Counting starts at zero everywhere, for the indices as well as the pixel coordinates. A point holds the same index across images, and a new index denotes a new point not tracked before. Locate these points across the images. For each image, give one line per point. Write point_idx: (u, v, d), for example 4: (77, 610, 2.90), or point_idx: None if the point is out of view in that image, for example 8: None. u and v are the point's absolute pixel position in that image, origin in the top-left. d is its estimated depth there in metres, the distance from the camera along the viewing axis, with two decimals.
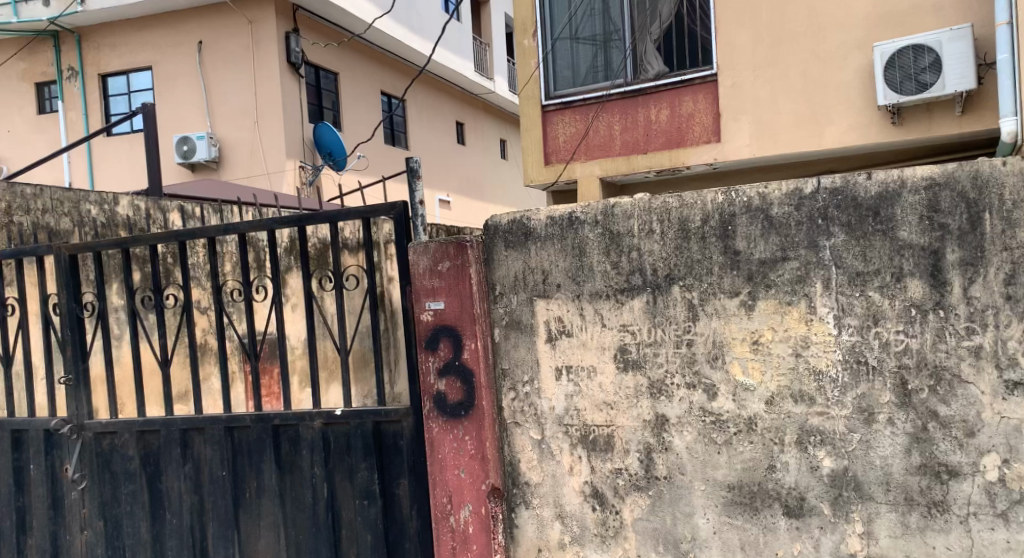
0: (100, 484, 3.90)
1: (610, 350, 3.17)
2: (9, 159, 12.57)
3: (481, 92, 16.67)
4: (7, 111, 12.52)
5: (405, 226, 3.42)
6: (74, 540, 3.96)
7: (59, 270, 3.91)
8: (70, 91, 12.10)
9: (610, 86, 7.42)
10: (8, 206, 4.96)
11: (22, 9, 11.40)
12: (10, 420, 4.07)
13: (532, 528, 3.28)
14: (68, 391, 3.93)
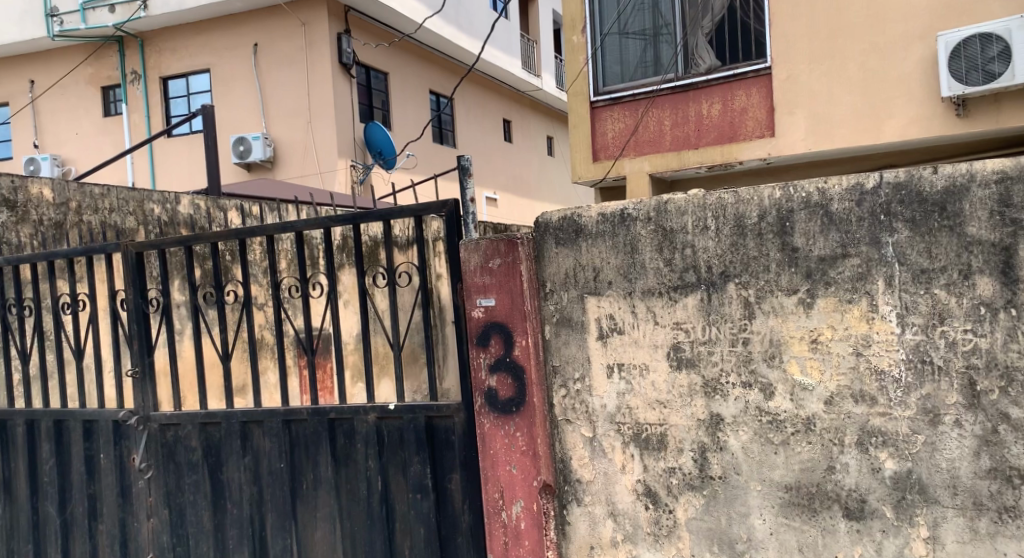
0: (164, 474, 3.99)
1: (663, 348, 3.14)
2: (77, 160, 13.02)
3: (529, 90, 16.65)
4: (76, 114, 12.98)
5: (457, 224, 3.43)
6: (141, 527, 4.05)
7: (127, 268, 4.00)
8: (134, 94, 12.45)
9: (660, 81, 7.43)
10: (77, 207, 5.14)
11: (91, 16, 11.84)
12: (81, 410, 4.19)
13: (584, 526, 3.26)
14: (135, 383, 4.03)
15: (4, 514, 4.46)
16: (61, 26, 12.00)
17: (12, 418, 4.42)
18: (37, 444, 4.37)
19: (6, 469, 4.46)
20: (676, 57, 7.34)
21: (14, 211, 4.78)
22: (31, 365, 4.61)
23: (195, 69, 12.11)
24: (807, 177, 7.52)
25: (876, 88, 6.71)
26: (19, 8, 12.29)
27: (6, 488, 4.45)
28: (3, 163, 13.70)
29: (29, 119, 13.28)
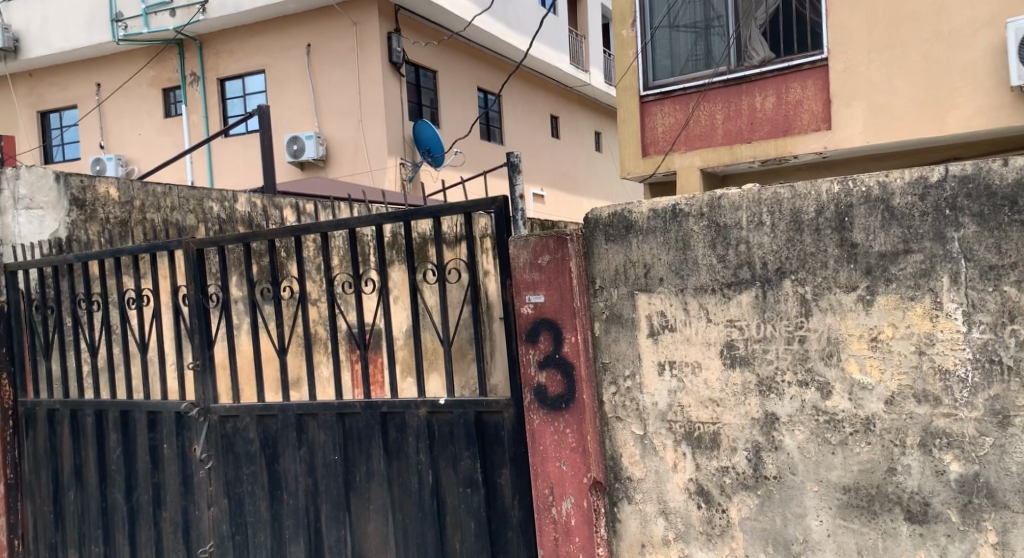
0: (224, 464, 4.07)
1: (716, 346, 3.09)
2: (140, 160, 13.38)
3: (577, 85, 16.58)
4: (138, 116, 13.35)
5: (505, 221, 3.43)
6: (202, 515, 4.13)
7: (188, 265, 4.07)
8: (193, 95, 12.75)
9: (712, 74, 7.41)
10: (142, 204, 5.31)
11: (154, 20, 12.25)
12: (145, 401, 4.29)
13: (635, 523, 3.23)
14: (196, 376, 4.12)
15: (75, 499, 4.61)
16: (126, 30, 12.40)
17: (81, 408, 4.55)
18: (105, 434, 4.49)
19: (76, 457, 4.59)
20: (729, 50, 7.31)
21: (83, 209, 4.94)
22: (100, 355, 4.76)
23: (250, 70, 12.33)
24: (866, 171, 7.40)
25: (939, 78, 6.61)
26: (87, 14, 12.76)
27: (77, 474, 4.60)
28: (71, 164, 14.17)
29: (95, 121, 13.71)
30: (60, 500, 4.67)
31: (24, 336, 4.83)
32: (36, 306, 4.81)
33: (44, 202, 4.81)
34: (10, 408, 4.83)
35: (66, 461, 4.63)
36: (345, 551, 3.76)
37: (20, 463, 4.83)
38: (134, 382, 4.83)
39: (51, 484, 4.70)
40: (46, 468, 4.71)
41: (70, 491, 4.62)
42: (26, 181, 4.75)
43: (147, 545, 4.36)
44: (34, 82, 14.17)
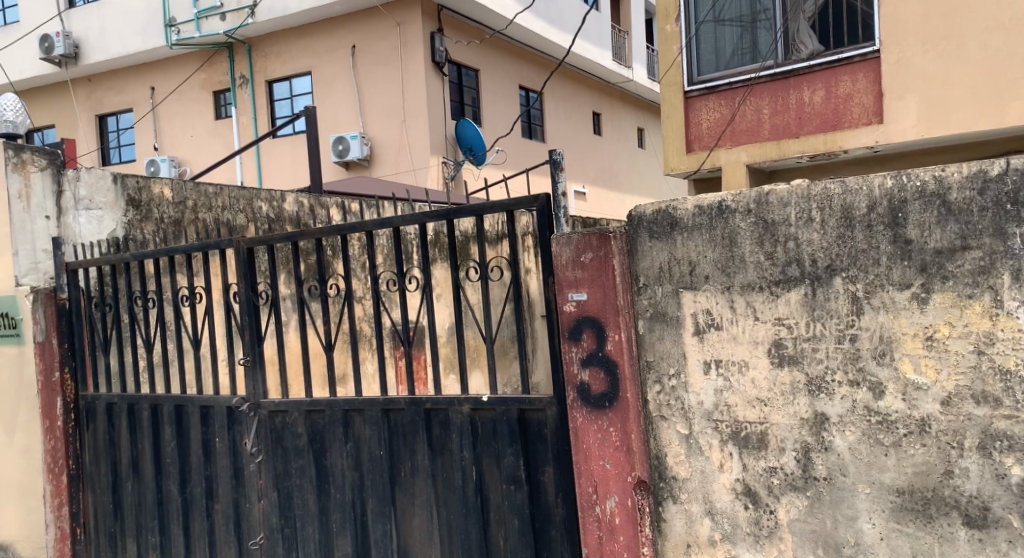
0: (273, 458, 4.11)
1: (763, 345, 3.04)
2: (192, 161, 13.64)
3: (620, 82, 16.48)
4: (190, 118, 13.59)
5: (548, 219, 3.42)
6: (253, 508, 4.18)
7: (239, 264, 4.11)
8: (242, 97, 12.94)
9: (759, 68, 7.46)
10: (194, 204, 5.56)
11: (205, 24, 12.47)
12: (198, 396, 4.35)
13: (680, 524, 3.19)
14: (246, 371, 4.17)
15: (133, 490, 4.70)
16: (179, 35, 12.65)
17: (138, 402, 4.64)
18: (160, 427, 4.56)
19: (133, 450, 4.69)
20: (776, 44, 7.36)
21: (138, 210, 5.21)
22: (155, 350, 4.86)
23: (297, 72, 12.47)
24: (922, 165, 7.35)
25: (996, 67, 6.56)
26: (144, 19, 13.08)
27: (134, 467, 4.69)
28: (127, 166, 14.52)
29: (149, 124, 14.02)
30: (119, 491, 4.78)
31: (84, 333, 4.92)
32: (95, 303, 4.93)
33: (102, 203, 5.06)
34: (72, 401, 4.96)
35: (124, 453, 4.74)
36: (390, 547, 3.77)
37: (80, 454, 4.96)
38: (188, 377, 4.93)
39: (110, 475, 4.81)
40: (106, 460, 4.82)
41: (127, 482, 4.72)
42: (86, 182, 5.01)
43: (200, 536, 4.43)
44: (92, 86, 14.54)
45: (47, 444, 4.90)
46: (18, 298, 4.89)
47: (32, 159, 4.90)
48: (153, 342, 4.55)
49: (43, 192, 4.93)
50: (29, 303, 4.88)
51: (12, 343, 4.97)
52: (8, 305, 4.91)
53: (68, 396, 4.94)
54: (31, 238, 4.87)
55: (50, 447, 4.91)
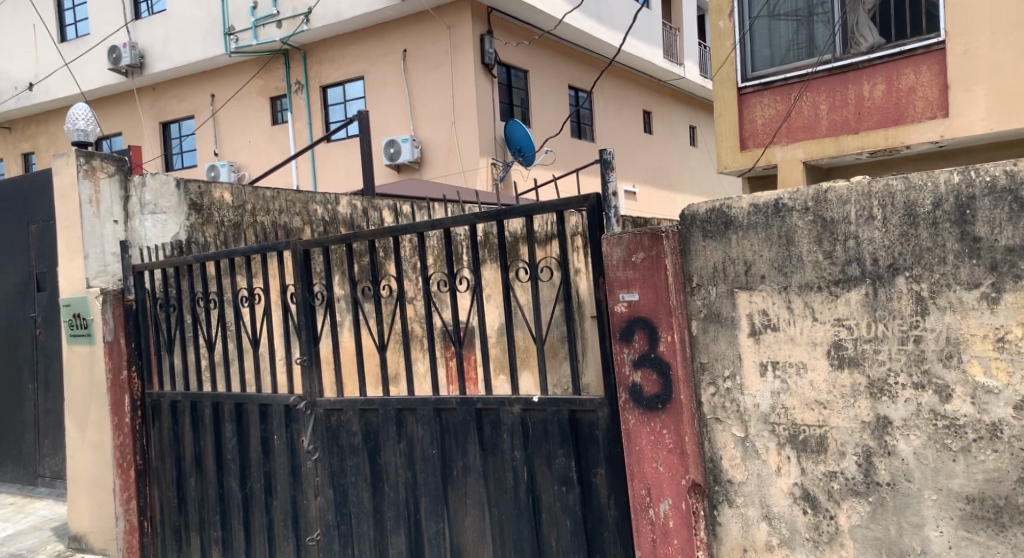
0: (329, 456, 4.15)
1: (822, 346, 2.97)
2: (250, 166, 13.88)
3: (671, 79, 16.32)
4: (247, 123, 13.83)
5: (598, 218, 3.37)
6: (310, 505, 4.22)
7: (295, 265, 4.15)
8: (298, 102, 13.13)
9: (816, 63, 7.51)
10: (252, 208, 5.81)
11: (262, 31, 12.70)
12: (258, 394, 4.42)
13: (737, 527, 3.12)
14: (303, 370, 4.21)
15: (196, 486, 4.78)
16: (237, 43, 12.90)
17: (200, 400, 4.73)
18: (221, 425, 4.64)
19: (196, 446, 4.77)
20: (834, 37, 7.39)
21: (200, 213, 5.49)
22: (215, 349, 4.96)
23: (350, 77, 12.59)
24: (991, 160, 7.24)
25: None
26: (204, 28, 13.40)
27: (197, 462, 4.77)
28: (188, 171, 14.85)
29: (210, 130, 14.31)
30: (183, 487, 4.86)
31: (148, 332, 5.05)
32: (159, 304, 5.02)
33: (166, 207, 5.29)
34: (139, 398, 5.12)
35: (187, 449, 4.82)
36: (443, 546, 3.77)
37: (147, 451, 5.09)
38: (247, 376, 5.00)
39: (174, 471, 4.91)
40: (170, 455, 4.93)
41: (191, 478, 4.80)
42: (151, 188, 5.26)
43: (259, 533, 4.47)
44: (156, 94, 14.91)
45: (116, 440, 5.07)
46: (90, 299, 5.16)
47: (103, 165, 5.21)
48: (214, 341, 4.63)
49: (112, 199, 5.23)
50: (99, 304, 5.10)
51: (84, 342, 5.26)
52: (81, 307, 5.20)
53: (135, 394, 5.10)
54: (101, 242, 5.17)
55: (119, 443, 5.08)
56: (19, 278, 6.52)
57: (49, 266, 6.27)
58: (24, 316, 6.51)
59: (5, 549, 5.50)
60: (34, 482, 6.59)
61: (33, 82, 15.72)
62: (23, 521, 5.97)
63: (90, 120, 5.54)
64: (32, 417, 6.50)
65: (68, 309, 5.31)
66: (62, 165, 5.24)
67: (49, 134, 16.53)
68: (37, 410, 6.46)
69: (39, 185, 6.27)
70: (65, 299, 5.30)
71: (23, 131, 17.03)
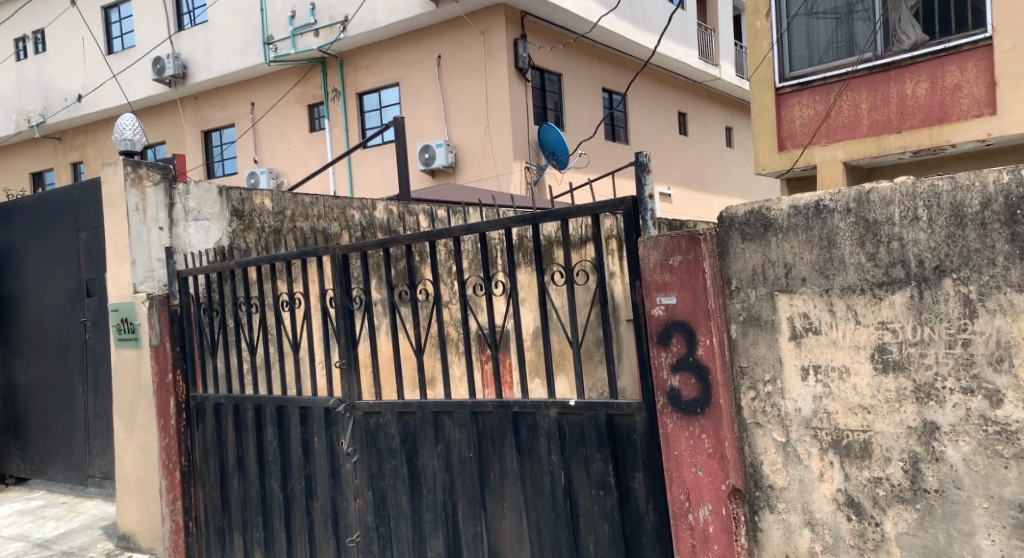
0: (368, 458, 4.16)
1: (866, 349, 2.91)
2: (289, 172, 14.03)
3: (706, 80, 16.19)
4: (285, 131, 13.98)
5: (634, 221, 3.35)
6: (350, 507, 4.24)
7: (334, 269, 4.17)
8: (334, 109, 13.25)
9: (856, 62, 7.45)
10: (292, 213, 5.95)
11: (300, 40, 12.86)
12: (298, 397, 4.45)
13: (779, 533, 3.07)
14: (341, 373, 4.24)
15: (238, 487, 4.82)
16: (276, 52, 13.07)
17: (242, 403, 4.77)
18: (263, 426, 4.68)
19: (239, 448, 4.82)
20: (875, 36, 7.34)
21: (242, 219, 5.63)
22: (257, 352, 5.01)
23: (386, 83, 12.68)
24: None
25: None
26: (243, 38, 13.59)
27: (240, 464, 4.82)
28: (229, 178, 15.05)
29: (249, 138, 14.50)
30: (226, 487, 4.91)
31: (193, 335, 5.09)
32: (202, 308, 5.07)
33: (210, 213, 5.44)
34: (183, 401, 5.16)
35: (230, 450, 4.87)
36: (482, 549, 3.76)
37: (192, 452, 5.14)
38: (287, 378, 5.05)
39: (218, 472, 4.96)
40: (214, 457, 4.98)
41: (234, 478, 4.85)
42: (195, 196, 5.38)
43: (301, 534, 4.49)
44: (198, 103, 15.16)
45: (162, 442, 5.15)
46: (137, 304, 5.31)
47: (149, 173, 5.31)
48: (255, 344, 4.66)
49: (158, 205, 5.33)
50: (145, 308, 5.23)
51: (131, 346, 5.40)
52: (128, 312, 5.36)
53: (180, 396, 5.15)
54: (148, 247, 5.28)
55: (165, 444, 5.16)
56: (70, 283, 6.64)
57: (97, 271, 6.37)
58: (74, 321, 6.64)
59: (56, 547, 5.61)
60: (85, 482, 6.71)
61: (82, 93, 16.06)
62: (75, 520, 6.11)
63: (137, 130, 5.62)
64: (83, 419, 6.62)
65: (116, 314, 5.47)
66: (111, 174, 5.37)
67: (97, 143, 16.85)
68: (87, 412, 6.58)
69: (89, 193, 6.39)
70: (113, 304, 5.46)
71: (73, 141, 17.40)
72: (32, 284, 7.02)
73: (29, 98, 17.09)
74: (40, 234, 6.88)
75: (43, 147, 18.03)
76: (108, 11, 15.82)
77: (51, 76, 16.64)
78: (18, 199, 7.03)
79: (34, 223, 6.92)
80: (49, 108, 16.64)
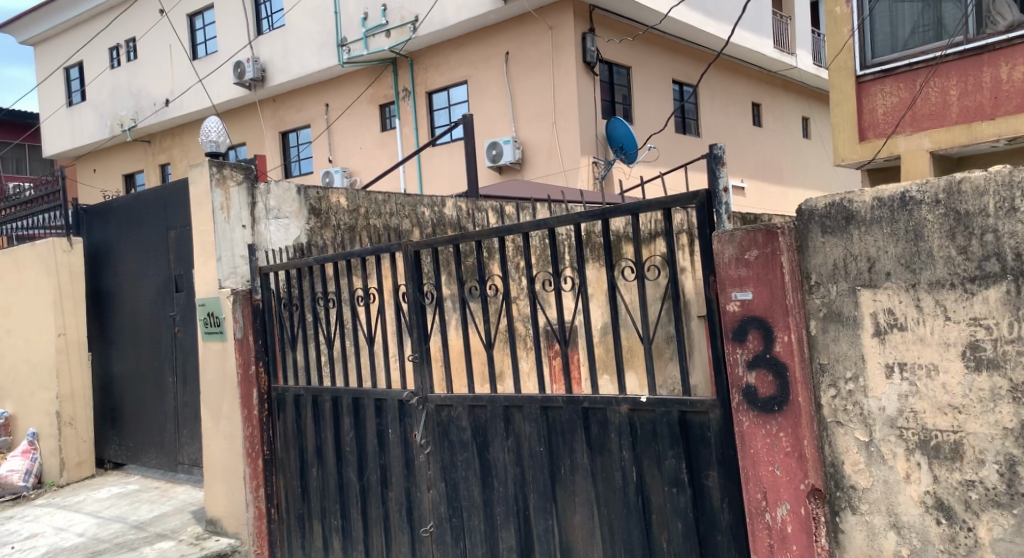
0: (441, 450, 4.17)
1: (956, 347, 2.79)
2: (362, 171, 14.24)
3: (782, 69, 15.80)
4: (358, 130, 14.18)
5: (708, 216, 3.27)
6: (423, 497, 4.26)
7: (406, 266, 4.19)
8: (405, 109, 13.39)
9: (946, 47, 7.54)
10: (365, 211, 6.05)
11: (372, 41, 13.01)
12: (373, 390, 4.50)
13: (862, 535, 2.96)
14: (414, 367, 4.26)
15: (317, 475, 4.90)
16: (349, 54, 13.26)
17: (320, 395, 4.85)
18: (340, 418, 4.75)
19: (317, 438, 4.89)
20: (966, 19, 7.43)
21: (319, 217, 5.74)
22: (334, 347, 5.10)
23: (455, 81, 12.75)
24: None
25: None
26: (319, 41, 13.83)
27: (318, 453, 4.89)
28: (305, 178, 15.35)
29: (324, 138, 14.75)
30: (305, 476, 5.00)
31: (274, 330, 5.18)
32: (281, 303, 5.15)
33: (289, 212, 5.55)
34: (265, 392, 5.27)
35: (309, 441, 4.95)
36: (554, 543, 3.73)
37: (274, 441, 5.24)
38: (362, 370, 5.11)
39: (298, 461, 5.04)
40: (294, 446, 5.07)
41: (313, 467, 4.93)
42: (275, 194, 5.49)
43: (376, 523, 4.54)
44: (275, 105, 15.48)
45: (246, 431, 5.26)
46: (222, 299, 5.39)
47: (232, 174, 5.43)
48: (332, 338, 4.71)
49: (240, 205, 5.44)
50: (230, 303, 5.30)
51: (217, 339, 5.51)
52: (214, 306, 5.45)
53: (262, 388, 5.25)
54: (231, 245, 5.41)
55: (249, 433, 5.28)
56: (161, 279, 6.85)
57: (186, 267, 6.55)
58: (165, 315, 6.83)
59: (152, 529, 5.81)
60: (175, 469, 6.91)
61: (169, 98, 16.60)
62: (166, 504, 6.31)
63: (221, 132, 5.76)
64: (173, 408, 6.81)
65: (203, 308, 5.58)
66: (198, 174, 5.47)
67: (183, 145, 17.39)
68: (176, 401, 6.77)
69: (178, 193, 6.57)
70: (200, 299, 5.57)
71: (161, 143, 17.98)
72: (127, 280, 7.27)
73: (121, 103, 17.73)
74: (134, 232, 7.11)
75: (133, 150, 18.69)
76: (193, 18, 16.30)
77: (141, 82, 17.24)
78: (113, 198, 7.25)
79: (129, 222, 7.16)
80: (140, 113, 17.25)
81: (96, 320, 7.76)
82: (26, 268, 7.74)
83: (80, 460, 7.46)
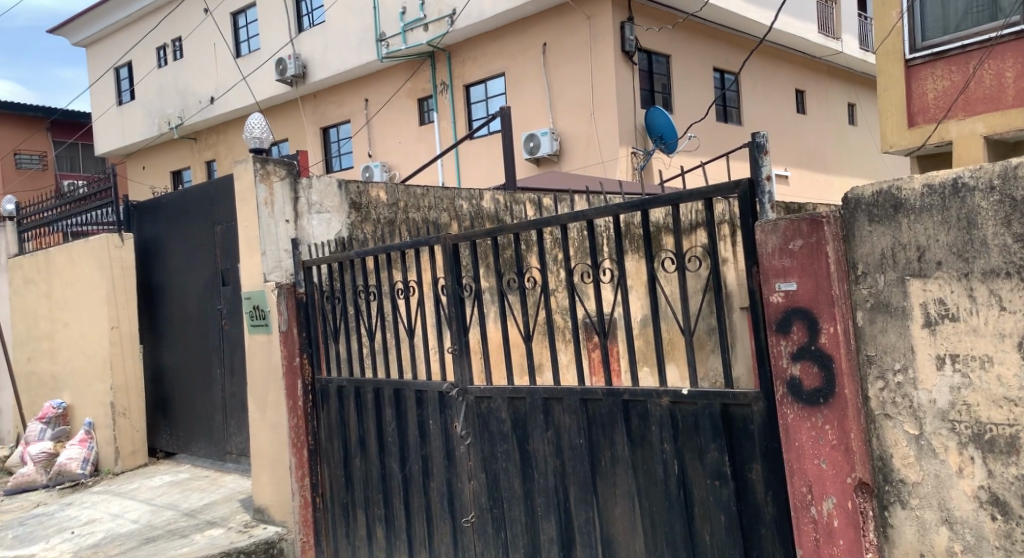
0: (481, 442, 4.17)
1: (1012, 338, 2.69)
2: (401, 164, 14.29)
3: (826, 55, 15.51)
4: (397, 124, 14.22)
5: (751, 204, 3.20)
6: (465, 488, 4.25)
7: (445, 258, 4.18)
8: (443, 102, 13.40)
9: (1000, 29, 7.58)
10: (405, 205, 6.14)
11: (410, 36, 13.04)
12: (414, 381, 4.51)
13: (912, 530, 2.88)
14: (453, 359, 4.25)
15: (361, 466, 4.93)
16: (388, 48, 13.31)
17: (362, 386, 4.87)
18: (382, 409, 4.76)
19: (360, 429, 4.92)
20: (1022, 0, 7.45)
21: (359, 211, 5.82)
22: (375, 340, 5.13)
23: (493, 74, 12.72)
24: None
25: None
26: (358, 36, 13.91)
27: (361, 444, 4.92)
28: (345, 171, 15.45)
29: (365, 133, 14.84)
30: (349, 466, 5.03)
31: (318, 322, 5.20)
32: (324, 296, 5.18)
33: (331, 207, 5.59)
34: (310, 383, 5.29)
35: (352, 432, 4.97)
36: (595, 535, 3.70)
37: (317, 433, 5.27)
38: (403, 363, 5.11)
39: (341, 451, 5.07)
40: (337, 437, 5.10)
41: (356, 458, 4.96)
42: (318, 189, 5.52)
43: (419, 513, 4.54)
44: (316, 100, 15.60)
45: (291, 422, 5.28)
46: (266, 292, 5.44)
47: (275, 169, 5.46)
48: (374, 332, 4.72)
49: (284, 200, 5.50)
50: (274, 296, 5.35)
51: (262, 331, 5.56)
52: (259, 299, 5.50)
53: (306, 379, 5.27)
54: (276, 240, 5.47)
55: (294, 424, 5.29)
56: (208, 274, 6.94)
57: (231, 262, 6.62)
58: (212, 308, 6.92)
59: (202, 516, 5.90)
60: (224, 458, 7.01)
61: (213, 95, 16.84)
62: (216, 492, 6.40)
63: (265, 129, 5.80)
64: (221, 399, 6.90)
65: (249, 301, 5.64)
66: (242, 171, 5.52)
67: (228, 142, 17.62)
68: (224, 393, 6.86)
69: (223, 189, 6.64)
70: (247, 293, 5.63)
71: (206, 140, 18.24)
72: (175, 275, 7.38)
73: (167, 101, 18.03)
74: (182, 227, 7.21)
75: (179, 147, 18.99)
76: (236, 17, 16.50)
77: (186, 80, 17.51)
78: (162, 194, 7.37)
79: (176, 218, 7.26)
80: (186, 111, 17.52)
81: (146, 315, 7.90)
82: (80, 264, 7.91)
83: (134, 449, 7.60)
